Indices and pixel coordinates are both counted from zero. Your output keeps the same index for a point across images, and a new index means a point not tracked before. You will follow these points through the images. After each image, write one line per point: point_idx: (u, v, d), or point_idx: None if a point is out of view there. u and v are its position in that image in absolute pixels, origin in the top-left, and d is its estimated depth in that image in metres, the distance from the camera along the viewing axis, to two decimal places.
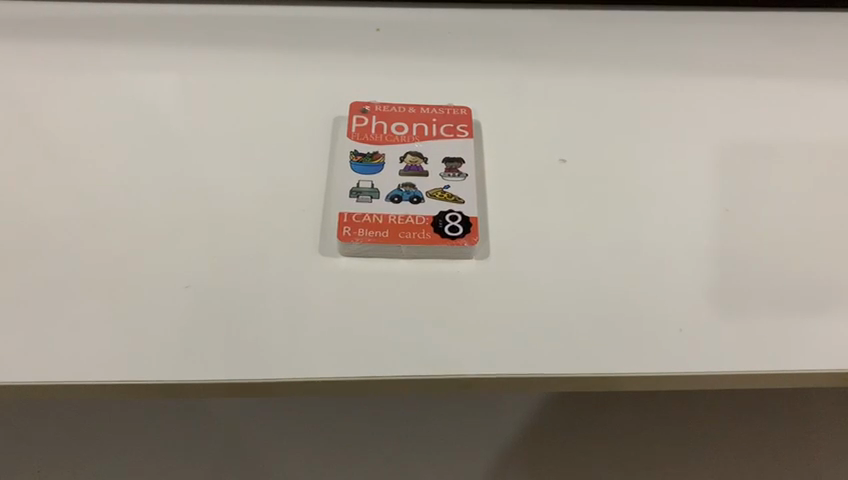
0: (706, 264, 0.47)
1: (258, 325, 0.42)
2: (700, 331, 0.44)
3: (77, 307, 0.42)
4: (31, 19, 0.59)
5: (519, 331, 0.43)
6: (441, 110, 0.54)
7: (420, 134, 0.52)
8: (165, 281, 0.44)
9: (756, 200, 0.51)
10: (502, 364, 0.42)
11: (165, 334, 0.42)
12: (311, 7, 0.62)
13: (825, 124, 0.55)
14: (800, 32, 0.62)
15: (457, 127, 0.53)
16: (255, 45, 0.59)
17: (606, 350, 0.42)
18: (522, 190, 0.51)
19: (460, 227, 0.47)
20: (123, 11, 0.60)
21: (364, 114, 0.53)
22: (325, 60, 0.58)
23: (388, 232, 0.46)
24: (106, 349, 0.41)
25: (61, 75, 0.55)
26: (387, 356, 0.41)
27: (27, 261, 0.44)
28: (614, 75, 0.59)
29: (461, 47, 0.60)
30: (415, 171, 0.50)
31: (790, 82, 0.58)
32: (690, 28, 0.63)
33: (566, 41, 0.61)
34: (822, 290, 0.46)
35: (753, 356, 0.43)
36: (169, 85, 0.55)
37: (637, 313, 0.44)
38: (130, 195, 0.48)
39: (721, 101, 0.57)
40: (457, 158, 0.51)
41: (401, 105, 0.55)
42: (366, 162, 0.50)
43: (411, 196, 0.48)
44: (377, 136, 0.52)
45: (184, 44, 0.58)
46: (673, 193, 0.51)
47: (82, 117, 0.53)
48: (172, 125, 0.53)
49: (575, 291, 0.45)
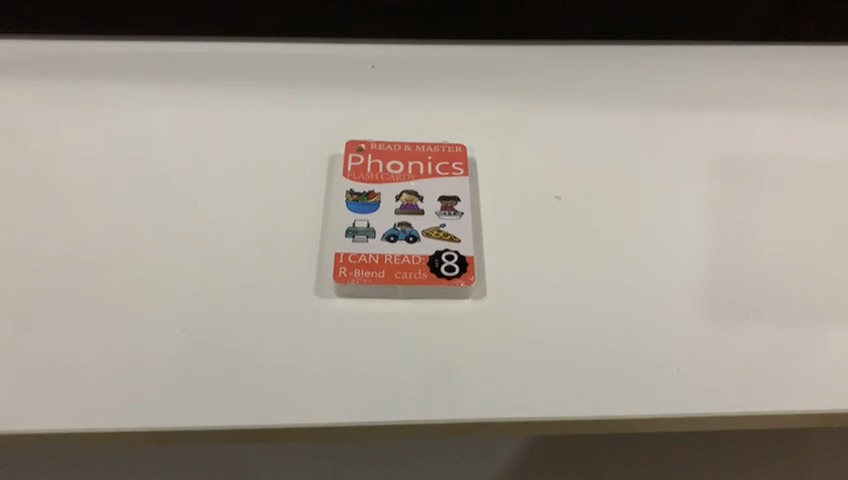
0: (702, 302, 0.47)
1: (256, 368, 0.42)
2: (698, 371, 0.44)
3: (79, 352, 0.42)
4: (33, 57, 0.59)
5: (518, 373, 0.43)
6: (437, 148, 0.55)
7: (415, 173, 0.53)
8: (165, 323, 0.44)
9: (754, 237, 0.51)
10: (501, 406, 0.41)
11: (166, 378, 0.42)
12: (307, 45, 0.62)
13: (820, 160, 0.56)
14: (790, 66, 0.63)
15: (452, 166, 0.53)
16: (252, 83, 0.59)
17: (605, 392, 0.42)
18: (517, 227, 0.51)
19: (456, 267, 0.47)
20: (124, 48, 0.61)
21: (360, 153, 0.54)
22: (322, 98, 0.58)
23: (384, 272, 0.46)
24: (104, 394, 0.41)
25: (59, 113, 0.55)
26: (387, 401, 0.41)
27: (23, 304, 0.44)
28: (609, 109, 0.59)
29: (457, 83, 0.60)
30: (411, 209, 0.50)
31: (787, 117, 0.59)
32: (684, 62, 0.63)
33: (562, 75, 0.61)
34: (821, 328, 0.46)
35: (752, 397, 0.43)
36: (169, 123, 0.56)
37: (636, 353, 0.44)
38: (126, 236, 0.48)
39: (717, 135, 0.57)
40: (453, 197, 0.51)
41: (397, 144, 0.55)
42: (363, 202, 0.50)
43: (407, 235, 0.49)
44: (372, 175, 0.52)
45: (183, 82, 0.59)
46: (670, 230, 0.51)
47: (79, 156, 0.53)
48: (171, 164, 0.53)
49: (572, 330, 0.45)
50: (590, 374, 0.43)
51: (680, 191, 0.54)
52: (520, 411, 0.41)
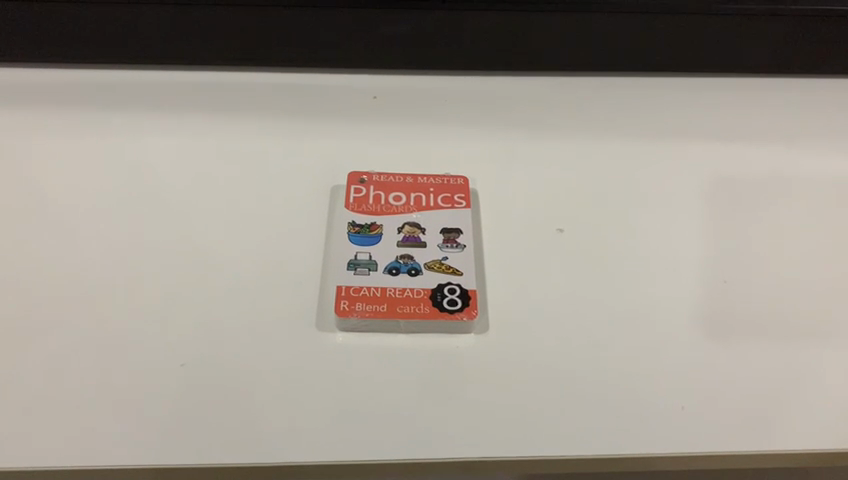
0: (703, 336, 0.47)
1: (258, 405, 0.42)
2: (701, 408, 0.44)
3: (82, 387, 0.42)
4: (36, 84, 0.59)
5: (521, 410, 0.43)
6: (438, 180, 0.55)
7: (417, 205, 0.52)
8: (168, 357, 0.44)
9: (755, 271, 0.51)
10: (505, 444, 0.41)
11: (168, 414, 0.42)
12: (310, 74, 0.62)
13: (823, 192, 0.56)
14: (792, 98, 0.63)
15: (454, 198, 0.53)
16: (255, 113, 0.59)
17: (607, 429, 0.42)
18: (519, 260, 0.50)
19: (458, 301, 0.46)
20: (128, 76, 0.61)
21: (362, 184, 0.53)
22: (325, 128, 0.58)
23: (386, 305, 0.46)
24: (107, 430, 0.41)
25: (59, 141, 0.55)
26: (388, 438, 0.41)
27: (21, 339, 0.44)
28: (611, 140, 0.59)
29: (459, 114, 0.60)
30: (413, 241, 0.50)
31: (789, 149, 0.59)
32: (686, 94, 0.63)
33: (564, 107, 0.61)
34: (822, 365, 0.46)
35: (752, 436, 0.43)
36: (171, 152, 0.56)
37: (637, 389, 0.44)
38: (125, 267, 0.48)
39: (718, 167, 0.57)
40: (455, 229, 0.51)
41: (399, 175, 0.55)
42: (364, 233, 0.50)
43: (409, 268, 0.48)
44: (374, 207, 0.52)
45: (187, 111, 0.59)
46: (671, 263, 0.51)
47: (79, 185, 0.53)
48: (174, 193, 0.53)
49: (574, 365, 0.45)
50: (592, 411, 0.43)
51: (682, 222, 0.53)
52: (524, 450, 0.41)
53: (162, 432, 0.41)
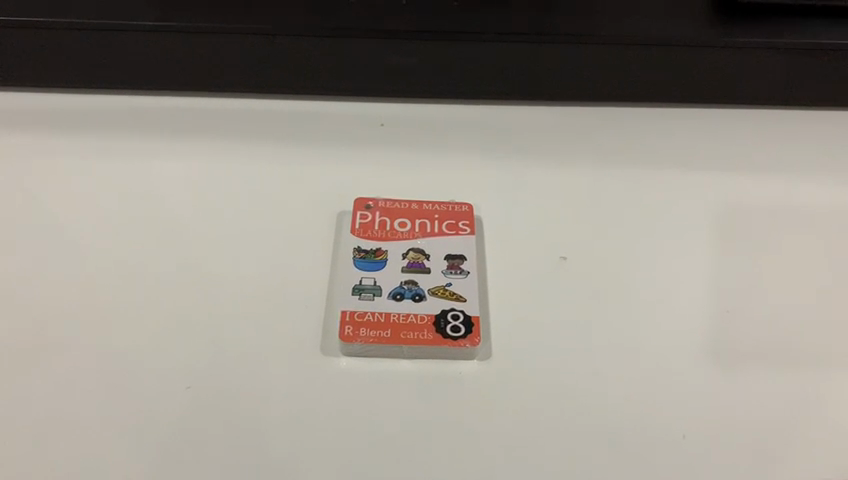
0: (704, 364, 0.47)
1: (263, 427, 0.43)
2: (703, 439, 0.44)
3: (89, 406, 0.43)
4: (47, 108, 0.60)
5: (523, 435, 0.43)
6: (443, 206, 0.55)
7: (422, 231, 0.53)
8: (173, 378, 0.45)
9: (756, 301, 0.51)
10: (508, 469, 0.42)
11: (173, 435, 0.42)
12: (317, 100, 0.63)
13: (826, 223, 0.56)
14: (796, 127, 0.63)
15: (458, 224, 0.54)
16: (263, 138, 0.60)
17: (607, 456, 0.43)
18: (522, 287, 0.51)
19: (462, 328, 0.47)
20: (138, 100, 0.62)
21: (368, 210, 0.54)
22: (332, 155, 0.59)
23: (390, 331, 0.46)
24: (112, 450, 0.42)
25: (72, 163, 0.56)
26: (391, 462, 0.41)
27: (27, 362, 0.45)
28: (614, 169, 0.60)
29: (464, 142, 0.61)
30: (418, 267, 0.51)
31: (792, 180, 0.59)
32: (690, 122, 0.64)
33: (568, 135, 0.62)
34: (822, 396, 0.46)
35: (753, 466, 0.43)
36: (179, 175, 0.56)
37: (639, 417, 0.45)
38: (131, 288, 0.49)
39: (722, 197, 0.57)
40: (459, 255, 0.52)
41: (404, 201, 0.56)
42: (370, 259, 0.51)
43: (413, 293, 0.49)
44: (380, 232, 0.53)
45: (195, 135, 0.60)
46: (674, 292, 0.51)
47: (87, 207, 0.54)
48: (181, 217, 0.54)
49: (576, 392, 0.45)
50: (594, 437, 0.43)
51: (685, 250, 0.54)
52: (526, 474, 0.42)
53: (165, 454, 0.42)
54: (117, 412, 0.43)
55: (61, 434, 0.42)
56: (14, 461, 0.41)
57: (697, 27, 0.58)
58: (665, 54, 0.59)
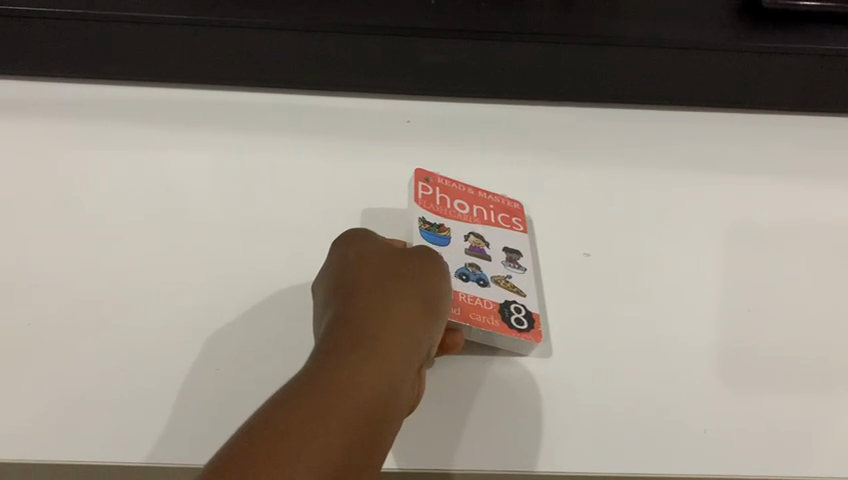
0: (710, 382, 0.49)
1: None
2: (722, 435, 0.47)
3: (114, 385, 0.46)
4: (65, 99, 0.61)
5: (463, 427, 0.46)
6: (497, 196, 0.57)
7: (479, 218, 0.55)
8: (199, 361, 0.47)
9: (764, 309, 0.52)
10: (539, 463, 0.45)
11: (198, 413, 0.45)
12: (337, 97, 0.63)
13: (828, 236, 0.56)
14: (822, 134, 0.63)
15: (512, 218, 0.55)
16: (283, 131, 0.60)
17: (630, 449, 0.46)
18: (561, 286, 0.53)
19: (525, 322, 0.49)
20: (153, 93, 0.62)
21: (430, 183, 0.55)
22: (350, 148, 0.60)
23: (460, 309, 0.48)
24: (139, 429, 0.45)
25: (83, 157, 0.57)
26: (461, 450, 0.45)
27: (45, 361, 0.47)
28: (635, 172, 0.60)
29: (484, 140, 0.61)
30: (479, 253, 0.52)
31: (815, 187, 0.59)
32: (712, 127, 0.63)
33: (589, 137, 0.62)
34: (826, 400, 0.49)
35: (764, 457, 0.46)
36: (199, 168, 0.58)
37: (659, 411, 0.48)
38: (157, 275, 0.51)
39: (729, 212, 0.58)
40: (516, 250, 0.53)
41: (463, 184, 0.57)
42: (434, 232, 0.52)
43: (477, 277, 0.51)
44: (440, 208, 0.54)
45: (214, 128, 0.60)
46: (677, 307, 0.52)
47: (109, 197, 0.55)
48: (202, 208, 0.55)
49: (566, 396, 0.48)
50: (582, 434, 0.46)
51: (688, 266, 0.55)
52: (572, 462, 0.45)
53: (197, 435, 0.44)
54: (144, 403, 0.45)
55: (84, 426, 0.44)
56: (43, 437, 0.44)
57: (730, 33, 0.57)
58: (703, 57, 0.58)
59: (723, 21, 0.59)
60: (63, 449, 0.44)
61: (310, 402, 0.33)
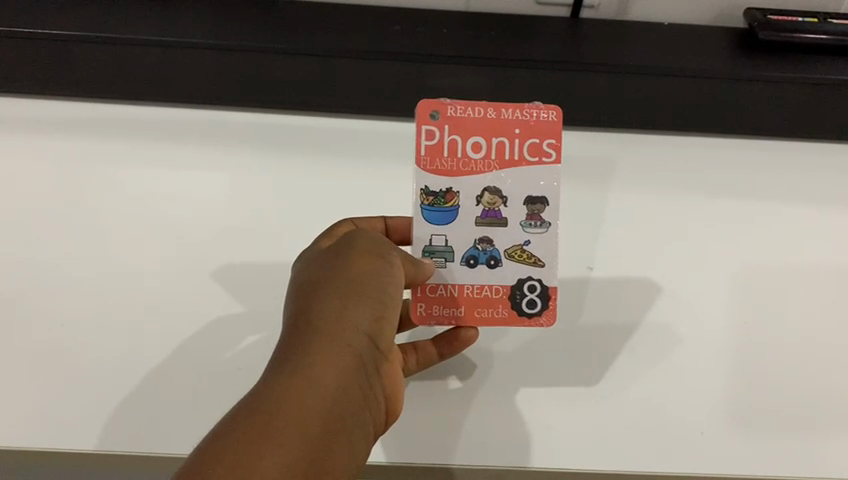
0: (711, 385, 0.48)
1: None
2: (718, 440, 0.46)
3: (101, 377, 0.47)
4: (84, 117, 0.63)
5: (460, 427, 0.46)
6: (526, 115, 0.46)
7: (499, 159, 0.46)
8: (186, 360, 0.48)
9: (763, 317, 0.52)
10: (533, 459, 0.45)
11: (179, 410, 0.46)
12: (350, 119, 0.66)
13: (827, 254, 0.56)
14: (825, 158, 0.64)
15: (543, 144, 0.46)
16: (294, 151, 0.63)
17: (627, 446, 0.45)
18: (577, 298, 0.53)
19: (538, 301, 0.47)
20: (168, 113, 0.64)
21: (436, 125, 0.46)
22: (358, 164, 0.62)
23: (463, 308, 0.47)
24: (118, 424, 0.45)
25: (102, 170, 0.60)
26: (466, 445, 0.45)
27: None
28: (637, 190, 0.60)
29: None
30: (494, 217, 0.46)
31: (814, 207, 0.60)
32: (717, 151, 0.64)
33: (594, 155, 0.63)
34: (820, 407, 0.47)
35: (756, 459, 0.45)
36: (206, 183, 0.60)
37: (655, 413, 0.47)
38: None
39: (725, 228, 0.58)
40: (540, 200, 0.46)
41: (480, 104, 0.46)
42: (440, 206, 0.46)
43: (488, 257, 0.47)
44: (450, 162, 0.46)
45: (224, 147, 0.63)
46: (673, 320, 0.51)
47: (116, 208, 0.57)
48: (204, 220, 0.57)
49: (562, 397, 0.47)
50: (580, 433, 0.46)
51: (691, 281, 0.54)
52: (572, 457, 0.45)
53: (178, 431, 0.45)
54: (135, 397, 0.47)
55: (77, 423, 0.45)
56: (27, 425, 0.45)
57: (726, 63, 0.60)
58: (700, 85, 0.61)
59: (720, 53, 0.61)
60: (43, 438, 0.45)
61: (242, 437, 0.32)
